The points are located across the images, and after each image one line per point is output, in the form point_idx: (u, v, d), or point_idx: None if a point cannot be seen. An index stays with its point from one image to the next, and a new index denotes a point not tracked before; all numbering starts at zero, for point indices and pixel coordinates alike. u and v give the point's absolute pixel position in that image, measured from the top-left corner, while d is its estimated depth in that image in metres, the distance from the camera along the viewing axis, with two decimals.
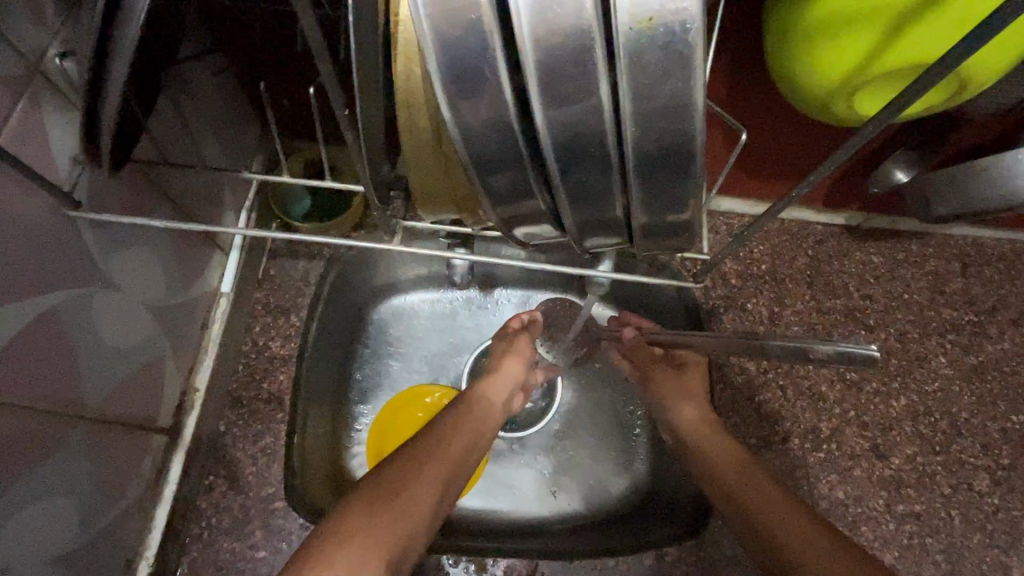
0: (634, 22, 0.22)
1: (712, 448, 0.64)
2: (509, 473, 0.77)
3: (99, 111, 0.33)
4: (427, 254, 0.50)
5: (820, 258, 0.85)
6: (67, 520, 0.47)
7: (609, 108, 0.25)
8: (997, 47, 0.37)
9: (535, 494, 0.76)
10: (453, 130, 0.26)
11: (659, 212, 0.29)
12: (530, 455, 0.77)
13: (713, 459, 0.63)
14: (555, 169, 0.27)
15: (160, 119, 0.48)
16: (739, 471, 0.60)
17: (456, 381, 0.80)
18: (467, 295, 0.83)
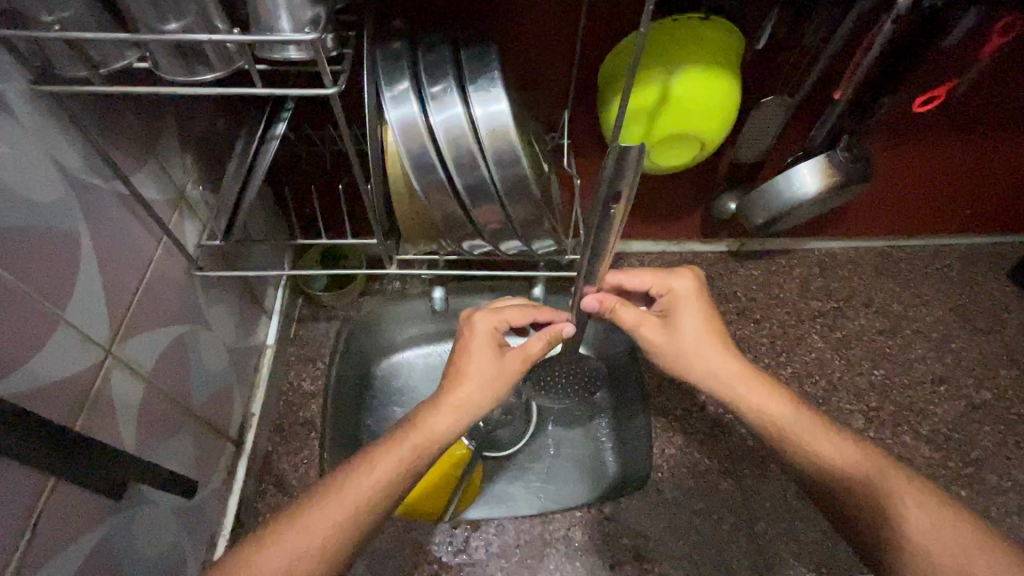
0: (488, 133, 0.51)
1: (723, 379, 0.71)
2: (501, 490, 0.95)
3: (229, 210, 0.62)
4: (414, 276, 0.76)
5: (712, 275, 1.13)
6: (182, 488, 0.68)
7: (486, 169, 0.53)
8: (708, 121, 0.69)
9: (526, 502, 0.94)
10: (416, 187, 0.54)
11: (524, 218, 0.58)
12: (515, 472, 0.96)
13: (727, 387, 0.71)
14: (467, 201, 0.55)
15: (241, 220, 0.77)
16: (764, 394, 0.70)
17: None
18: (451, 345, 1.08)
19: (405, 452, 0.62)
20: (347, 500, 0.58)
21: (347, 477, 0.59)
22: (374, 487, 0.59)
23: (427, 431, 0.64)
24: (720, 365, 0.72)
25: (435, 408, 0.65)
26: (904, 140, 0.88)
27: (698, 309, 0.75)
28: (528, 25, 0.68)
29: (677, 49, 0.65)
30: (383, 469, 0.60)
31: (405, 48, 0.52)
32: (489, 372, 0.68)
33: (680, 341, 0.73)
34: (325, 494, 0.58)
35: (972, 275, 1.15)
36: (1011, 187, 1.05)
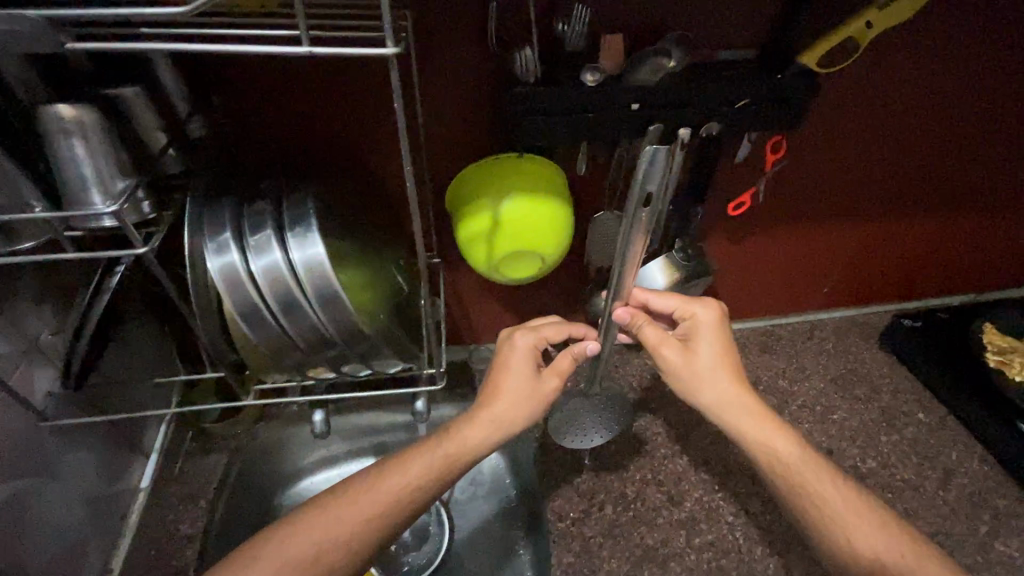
0: (305, 276, 0.56)
1: (729, 411, 0.74)
2: None
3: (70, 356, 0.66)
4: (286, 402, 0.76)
5: (609, 366, 1.16)
6: None
7: (306, 305, 0.58)
8: (540, 239, 0.77)
9: None
10: (239, 324, 0.57)
11: (352, 343, 0.62)
12: None
13: (739, 420, 0.74)
14: (291, 333, 0.59)
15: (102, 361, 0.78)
16: (773, 432, 0.73)
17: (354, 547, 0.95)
18: (357, 463, 1.05)
19: (433, 456, 0.72)
20: (383, 487, 0.69)
21: (389, 469, 0.71)
22: (405, 482, 0.70)
23: (459, 437, 0.73)
24: (726, 394, 0.74)
25: (469, 420, 0.75)
26: (732, 234, 1.00)
27: (713, 335, 0.77)
28: (374, 167, 0.77)
29: (504, 183, 0.74)
30: (414, 469, 0.71)
31: (229, 202, 0.58)
32: (517, 389, 0.77)
33: (691, 365, 0.76)
34: (374, 475, 0.71)
35: (846, 346, 1.24)
36: (855, 265, 1.17)
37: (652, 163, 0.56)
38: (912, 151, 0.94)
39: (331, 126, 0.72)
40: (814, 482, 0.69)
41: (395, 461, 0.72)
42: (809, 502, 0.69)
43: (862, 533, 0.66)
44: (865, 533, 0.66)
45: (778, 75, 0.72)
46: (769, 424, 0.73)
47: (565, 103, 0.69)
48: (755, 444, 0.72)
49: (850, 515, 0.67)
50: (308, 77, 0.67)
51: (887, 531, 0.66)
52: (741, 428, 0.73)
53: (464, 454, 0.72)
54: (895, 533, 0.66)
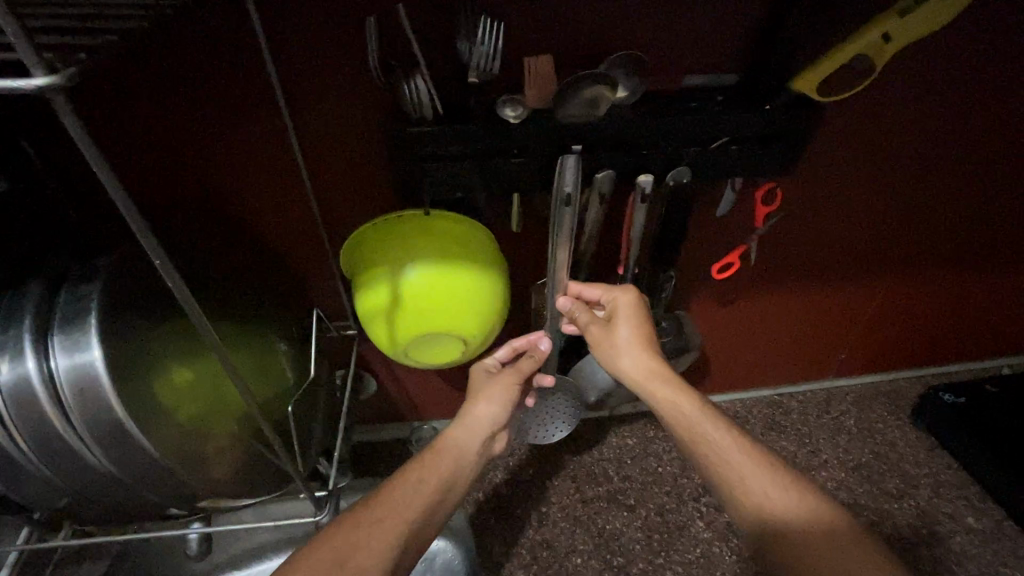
0: (73, 396, 0.40)
1: (680, 414, 0.58)
2: None
3: None
4: (117, 540, 0.56)
5: (580, 449, 0.97)
6: None
7: (72, 435, 0.41)
8: (458, 317, 0.59)
9: None
10: None
11: (154, 480, 0.45)
12: None
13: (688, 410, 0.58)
14: (56, 467, 0.42)
15: None
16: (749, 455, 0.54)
17: None
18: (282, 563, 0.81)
19: (425, 478, 0.56)
20: (373, 527, 0.49)
21: (370, 508, 0.51)
22: (402, 516, 0.51)
23: (448, 448, 0.61)
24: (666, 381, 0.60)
25: (452, 436, 0.62)
26: (722, 295, 0.81)
27: (643, 311, 0.63)
28: (245, 229, 0.60)
29: (407, 249, 0.57)
30: (408, 493, 0.53)
31: None
32: (495, 400, 0.66)
33: (621, 354, 0.62)
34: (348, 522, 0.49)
35: (871, 422, 1.02)
36: (879, 325, 0.96)
37: (566, 170, 0.52)
38: (946, 196, 0.74)
39: (178, 182, 0.55)
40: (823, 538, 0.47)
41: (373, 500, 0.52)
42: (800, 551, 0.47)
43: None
44: None
45: (763, 108, 0.55)
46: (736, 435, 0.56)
47: (477, 148, 0.53)
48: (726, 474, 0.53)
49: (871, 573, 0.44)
50: (133, 122, 0.50)
51: None
52: (695, 437, 0.56)
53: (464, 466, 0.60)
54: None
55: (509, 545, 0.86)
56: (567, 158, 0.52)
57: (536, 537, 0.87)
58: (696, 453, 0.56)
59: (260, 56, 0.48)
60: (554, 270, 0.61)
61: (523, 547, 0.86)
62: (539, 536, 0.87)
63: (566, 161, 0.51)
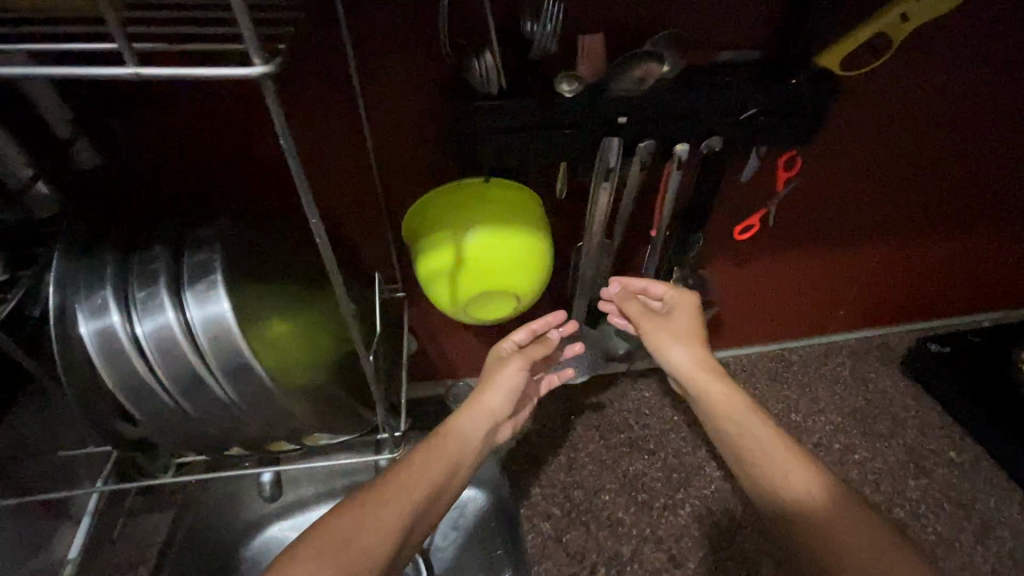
0: (208, 343, 0.46)
1: (723, 413, 0.63)
2: None
3: None
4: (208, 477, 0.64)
5: (603, 402, 1.06)
6: None
7: (208, 378, 0.47)
8: (514, 275, 0.65)
9: None
10: (130, 403, 0.47)
11: (274, 416, 0.51)
12: None
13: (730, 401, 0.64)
14: (192, 409, 0.48)
15: None
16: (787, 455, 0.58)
17: None
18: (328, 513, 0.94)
19: (430, 461, 0.61)
20: (384, 505, 0.55)
21: (380, 486, 0.57)
22: (409, 496, 0.56)
23: (454, 434, 0.65)
24: (710, 376, 0.66)
25: (459, 419, 0.67)
26: (738, 256, 0.88)
27: (698, 313, 0.71)
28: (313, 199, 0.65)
29: (468, 215, 0.63)
30: (415, 476, 0.59)
31: (112, 253, 0.46)
32: (504, 386, 0.71)
33: (674, 346, 0.69)
34: (369, 494, 0.56)
35: (864, 373, 1.12)
36: (876, 284, 1.05)
37: (609, 150, 0.61)
38: (945, 162, 0.81)
39: (256, 159, 0.60)
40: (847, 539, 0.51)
41: (388, 477, 0.58)
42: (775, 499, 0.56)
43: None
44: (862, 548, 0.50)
45: (790, 81, 0.61)
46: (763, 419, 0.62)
47: (535, 119, 0.58)
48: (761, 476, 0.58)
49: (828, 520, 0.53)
50: (220, 102, 0.55)
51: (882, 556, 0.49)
52: (736, 424, 0.63)
53: (468, 450, 0.65)
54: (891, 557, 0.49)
55: (543, 486, 0.95)
56: (608, 141, 0.61)
57: (567, 478, 0.95)
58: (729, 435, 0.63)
59: (343, 36, 0.52)
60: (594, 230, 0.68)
61: (555, 487, 0.95)
62: (569, 478, 0.95)
63: (605, 142, 0.61)
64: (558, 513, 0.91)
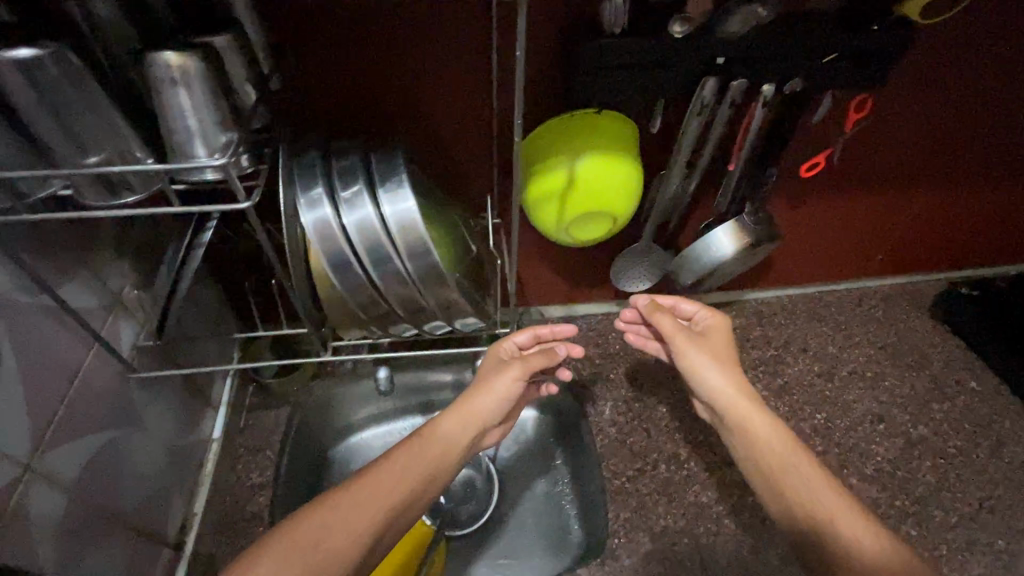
0: (399, 233, 0.56)
1: (756, 434, 0.72)
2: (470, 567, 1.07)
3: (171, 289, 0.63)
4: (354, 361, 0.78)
5: None
6: None
7: (397, 264, 0.57)
8: (617, 197, 0.75)
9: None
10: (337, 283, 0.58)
11: (441, 301, 0.62)
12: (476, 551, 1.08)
13: (748, 419, 0.73)
14: (382, 291, 0.59)
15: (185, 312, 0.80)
16: (822, 482, 0.66)
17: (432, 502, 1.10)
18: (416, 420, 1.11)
19: (413, 463, 0.68)
20: (357, 502, 0.62)
21: (358, 484, 0.64)
22: (382, 497, 0.64)
23: (439, 440, 0.72)
24: (749, 399, 0.74)
25: (443, 420, 0.74)
26: (794, 198, 0.98)
27: (729, 336, 0.81)
28: (441, 127, 0.76)
29: (580, 142, 0.73)
30: (394, 478, 0.66)
31: (319, 157, 0.57)
32: (496, 391, 0.78)
33: (707, 365, 0.77)
34: (351, 488, 0.63)
35: (896, 314, 1.22)
36: (913, 232, 1.14)
37: (705, 88, 0.71)
38: (994, 113, 0.89)
39: (404, 84, 0.71)
40: (869, 558, 0.58)
41: (365, 475, 0.65)
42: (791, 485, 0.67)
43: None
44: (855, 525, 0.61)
45: (872, 28, 0.69)
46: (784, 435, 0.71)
47: (650, 55, 0.67)
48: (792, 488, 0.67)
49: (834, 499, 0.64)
50: (385, 33, 0.66)
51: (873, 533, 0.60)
52: (760, 437, 0.71)
53: (447, 454, 0.72)
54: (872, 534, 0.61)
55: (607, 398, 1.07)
56: (708, 80, 0.70)
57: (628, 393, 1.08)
58: (749, 443, 0.72)
59: None
60: (680, 159, 0.78)
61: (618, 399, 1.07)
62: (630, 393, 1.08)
63: (706, 82, 0.70)
64: (622, 420, 1.04)
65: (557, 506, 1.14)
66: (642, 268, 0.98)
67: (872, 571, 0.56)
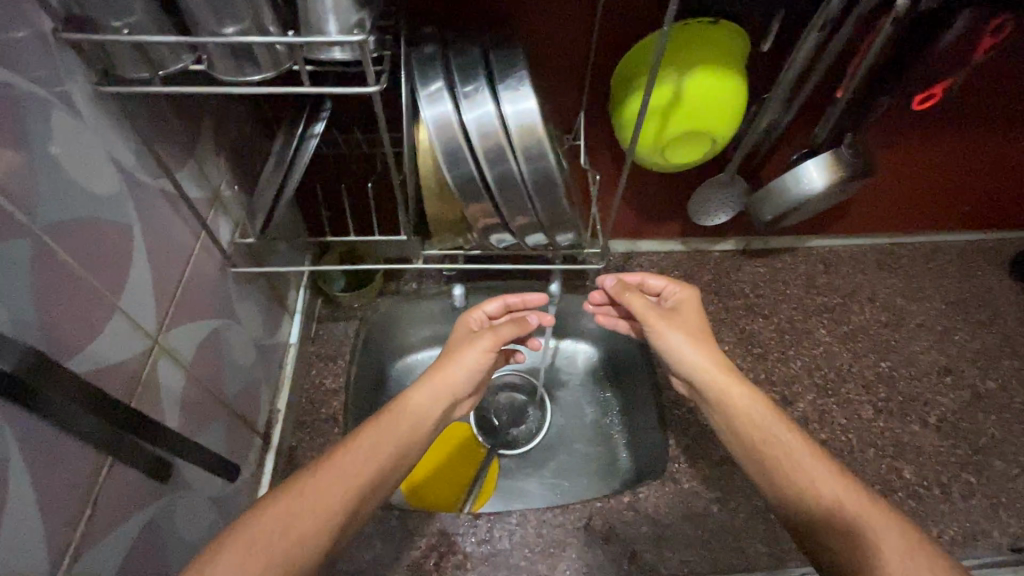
0: (518, 132, 0.55)
1: (731, 401, 0.67)
2: (521, 484, 1.11)
3: (281, 183, 0.64)
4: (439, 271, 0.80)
5: (719, 274, 1.17)
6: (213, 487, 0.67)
7: (514, 166, 0.56)
8: (720, 118, 0.72)
9: (541, 495, 1.10)
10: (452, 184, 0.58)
11: (552, 212, 0.61)
12: (529, 467, 1.13)
13: (727, 394, 0.68)
14: (496, 195, 0.58)
15: None
16: (798, 442, 0.62)
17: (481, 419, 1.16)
18: None
19: (382, 439, 0.64)
20: (324, 489, 0.57)
21: (320, 472, 0.58)
22: (349, 480, 0.59)
23: (407, 418, 0.67)
24: (727, 375, 0.69)
25: (413, 392, 0.70)
26: (888, 132, 0.94)
27: (701, 310, 0.76)
28: (541, 33, 0.73)
29: (689, 55, 0.69)
30: (364, 460, 0.61)
31: (437, 51, 0.56)
32: (472, 361, 0.74)
33: (684, 345, 0.72)
34: (312, 474, 0.58)
35: (972, 269, 1.18)
36: (1007, 181, 1.08)
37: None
38: None
39: None
40: (848, 511, 0.55)
41: (326, 462, 0.60)
42: (766, 457, 0.62)
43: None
44: (834, 485, 0.58)
45: None
46: (759, 403, 0.67)
47: None
48: (774, 460, 0.62)
49: (810, 462, 0.60)
50: None
51: (848, 492, 0.57)
52: (738, 416, 0.66)
53: (420, 429, 0.68)
54: (853, 491, 0.57)
55: None
56: None
57: None
58: (726, 422, 0.67)
59: None
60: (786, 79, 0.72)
61: None
62: None
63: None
64: None
65: (605, 438, 1.15)
66: (722, 201, 0.96)
67: (859, 525, 0.54)
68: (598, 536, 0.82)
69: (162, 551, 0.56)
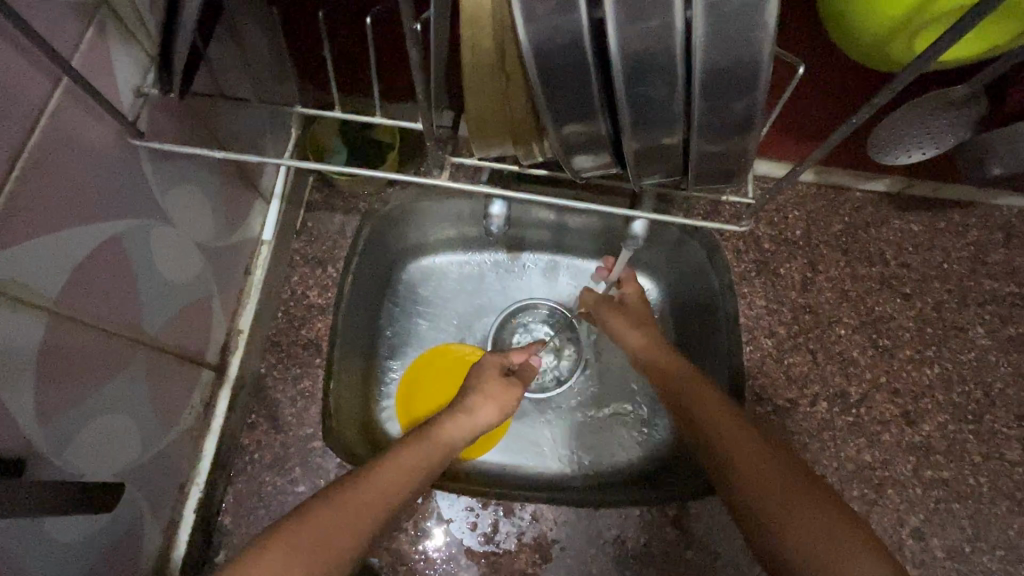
0: None
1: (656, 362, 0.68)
2: (533, 432, 0.81)
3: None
4: (467, 189, 0.53)
5: (857, 225, 0.82)
6: (117, 457, 0.48)
7: (679, 33, 0.29)
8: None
9: (557, 453, 0.80)
10: (533, 59, 0.31)
11: (717, 134, 0.33)
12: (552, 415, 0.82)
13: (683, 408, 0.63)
14: (621, 83, 0.31)
15: (217, 45, 0.49)
16: (679, 382, 0.64)
17: (482, 340, 0.85)
18: (503, 257, 0.87)
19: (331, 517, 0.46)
20: (376, 488, 0.49)
21: (357, 482, 0.49)
22: (385, 496, 0.49)
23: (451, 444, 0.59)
24: (659, 352, 0.69)
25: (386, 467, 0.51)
26: None
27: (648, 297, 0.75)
28: None
29: None
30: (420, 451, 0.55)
31: None
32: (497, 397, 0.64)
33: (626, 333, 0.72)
34: (338, 498, 0.47)
35: None
36: None
37: None
38: None
39: None
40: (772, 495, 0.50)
41: (354, 481, 0.50)
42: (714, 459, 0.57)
43: (787, 521, 0.48)
44: (770, 481, 0.52)
45: None
46: (699, 384, 0.63)
47: None
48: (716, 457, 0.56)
49: (756, 449, 0.55)
50: None
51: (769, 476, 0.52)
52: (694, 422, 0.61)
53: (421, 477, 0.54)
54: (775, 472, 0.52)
55: (769, 301, 0.79)
56: None
57: (798, 299, 0.79)
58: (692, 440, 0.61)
59: None
60: None
61: (782, 304, 0.79)
62: (801, 299, 0.79)
63: None
64: (782, 332, 0.77)
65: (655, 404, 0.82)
66: (933, 129, 0.60)
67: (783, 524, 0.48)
68: (631, 555, 0.66)
69: (15, 564, 0.40)
